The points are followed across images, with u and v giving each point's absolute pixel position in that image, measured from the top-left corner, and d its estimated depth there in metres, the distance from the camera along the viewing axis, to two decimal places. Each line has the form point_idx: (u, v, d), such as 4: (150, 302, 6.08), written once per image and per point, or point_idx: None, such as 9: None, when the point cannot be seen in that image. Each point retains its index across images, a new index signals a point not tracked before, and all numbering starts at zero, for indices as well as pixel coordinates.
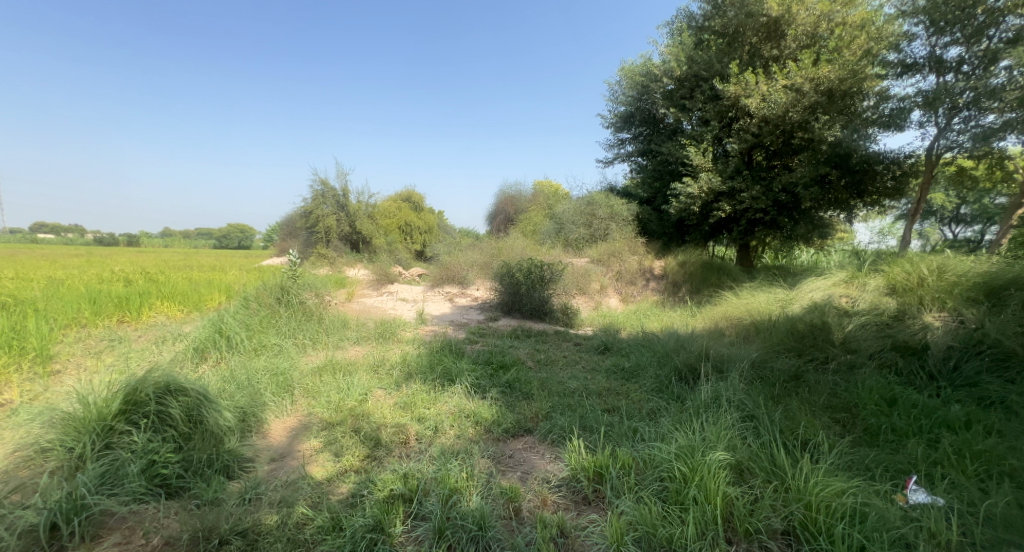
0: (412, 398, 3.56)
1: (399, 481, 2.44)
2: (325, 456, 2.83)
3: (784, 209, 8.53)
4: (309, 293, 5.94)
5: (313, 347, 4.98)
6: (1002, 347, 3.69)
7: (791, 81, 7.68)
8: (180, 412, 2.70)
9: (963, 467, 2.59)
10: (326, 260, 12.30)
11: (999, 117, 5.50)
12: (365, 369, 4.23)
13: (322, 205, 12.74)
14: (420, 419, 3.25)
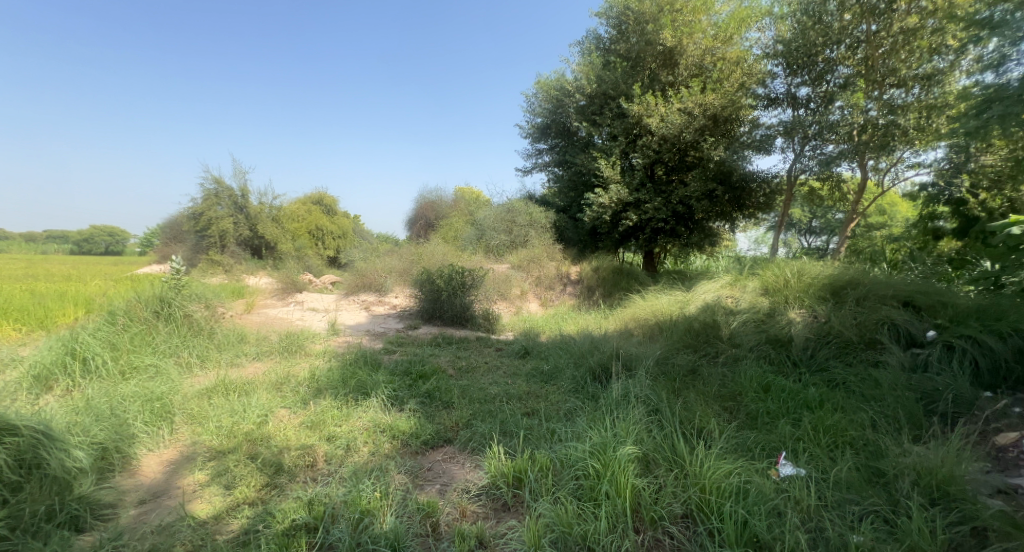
0: (322, 416, 3.47)
1: (302, 510, 2.41)
2: (213, 489, 2.69)
3: (682, 220, 9.42)
4: (197, 305, 5.40)
5: (201, 367, 4.62)
6: (842, 336, 4.48)
7: (684, 105, 8.58)
8: (9, 457, 2.32)
9: (821, 440, 3.10)
10: (220, 267, 11.45)
11: (836, 147, 6.65)
12: (265, 388, 4.03)
13: (215, 205, 11.65)
14: (330, 438, 3.19)
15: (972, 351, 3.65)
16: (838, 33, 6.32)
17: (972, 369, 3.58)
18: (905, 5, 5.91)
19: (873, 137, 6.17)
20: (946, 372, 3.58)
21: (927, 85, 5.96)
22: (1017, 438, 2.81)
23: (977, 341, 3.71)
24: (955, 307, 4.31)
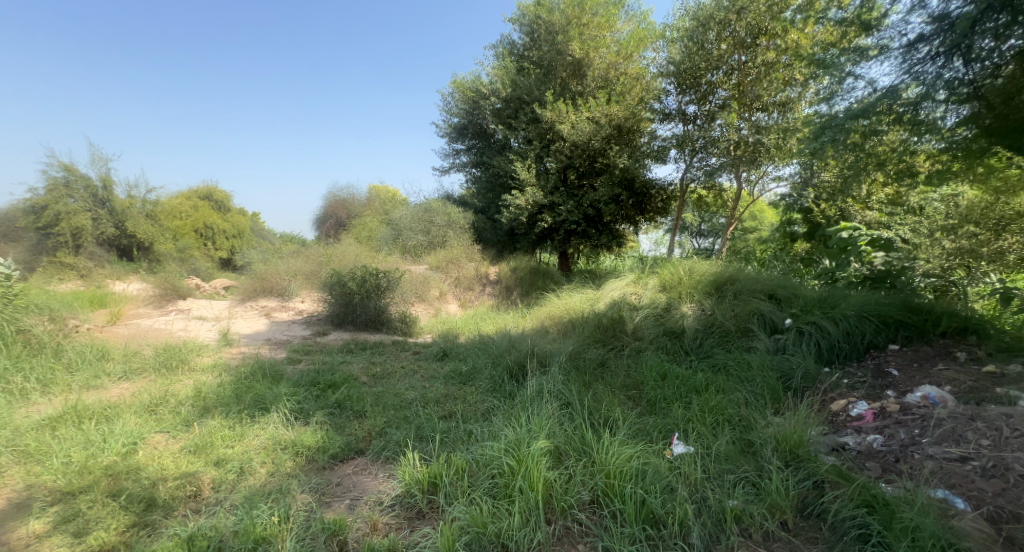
0: (209, 438, 3.24)
1: (182, 545, 2.24)
2: (55, 541, 2.33)
3: (592, 222, 9.93)
4: (35, 317, 4.76)
5: (42, 395, 3.94)
6: (723, 326, 5.10)
7: (592, 114, 9.09)
8: None
9: (705, 419, 3.25)
10: (71, 271, 9.14)
11: (717, 160, 7.54)
12: (134, 411, 3.64)
13: (65, 197, 9.49)
14: (219, 462, 2.98)
15: (815, 335, 4.33)
16: (717, 61, 7.15)
17: (815, 349, 4.26)
18: (767, 42, 6.88)
19: (746, 151, 7.17)
20: (799, 353, 4.22)
21: (783, 111, 7.00)
22: (845, 404, 3.31)
23: (819, 326, 4.41)
24: (805, 299, 5.04)
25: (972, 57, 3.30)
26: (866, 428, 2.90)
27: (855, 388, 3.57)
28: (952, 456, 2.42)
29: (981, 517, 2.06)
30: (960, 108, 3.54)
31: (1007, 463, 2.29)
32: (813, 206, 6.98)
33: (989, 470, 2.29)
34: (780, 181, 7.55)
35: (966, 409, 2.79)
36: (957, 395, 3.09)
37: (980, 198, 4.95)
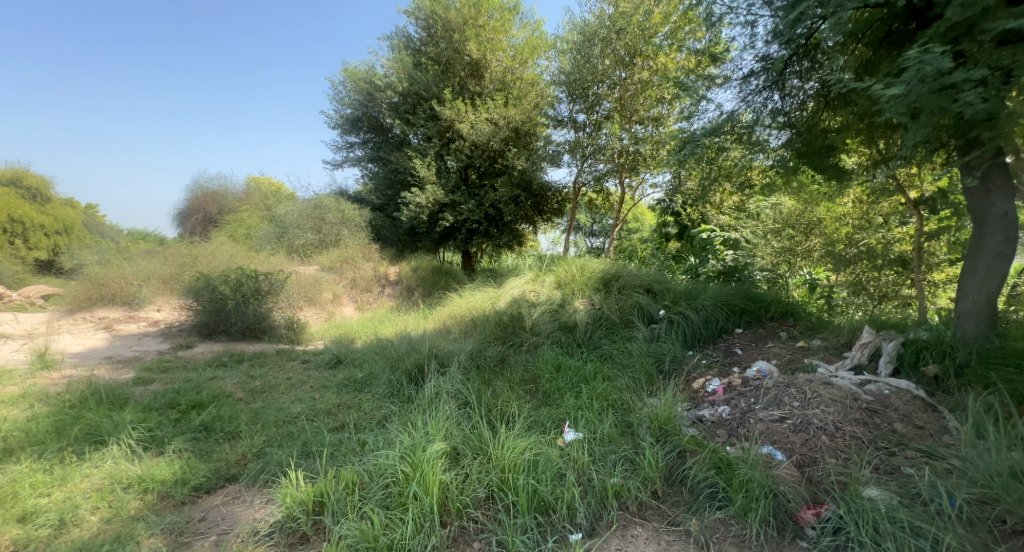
0: (12, 487, 2.71)
1: None
2: None
3: (493, 222, 10.06)
4: None
5: None
6: (607, 318, 5.49)
7: (490, 116, 9.30)
8: None
9: (592, 406, 3.47)
10: None
11: (604, 166, 8.24)
12: None
13: None
14: (26, 517, 2.51)
15: (681, 323, 4.95)
16: (601, 74, 7.73)
17: (680, 335, 4.87)
18: (641, 62, 7.63)
19: (628, 159, 7.93)
20: (666, 339, 4.81)
21: (656, 124, 7.80)
22: (703, 382, 3.83)
23: (685, 315, 5.05)
24: (673, 292, 5.59)
25: (787, 93, 4.33)
26: (718, 402, 3.40)
27: (710, 367, 4.18)
28: (774, 418, 2.92)
29: (793, 466, 2.55)
30: (780, 132, 4.46)
31: (810, 418, 2.82)
32: (682, 210, 7.87)
33: (798, 426, 2.80)
34: (656, 187, 8.38)
35: (786, 378, 3.34)
36: (779, 367, 3.83)
37: (796, 206, 6.04)
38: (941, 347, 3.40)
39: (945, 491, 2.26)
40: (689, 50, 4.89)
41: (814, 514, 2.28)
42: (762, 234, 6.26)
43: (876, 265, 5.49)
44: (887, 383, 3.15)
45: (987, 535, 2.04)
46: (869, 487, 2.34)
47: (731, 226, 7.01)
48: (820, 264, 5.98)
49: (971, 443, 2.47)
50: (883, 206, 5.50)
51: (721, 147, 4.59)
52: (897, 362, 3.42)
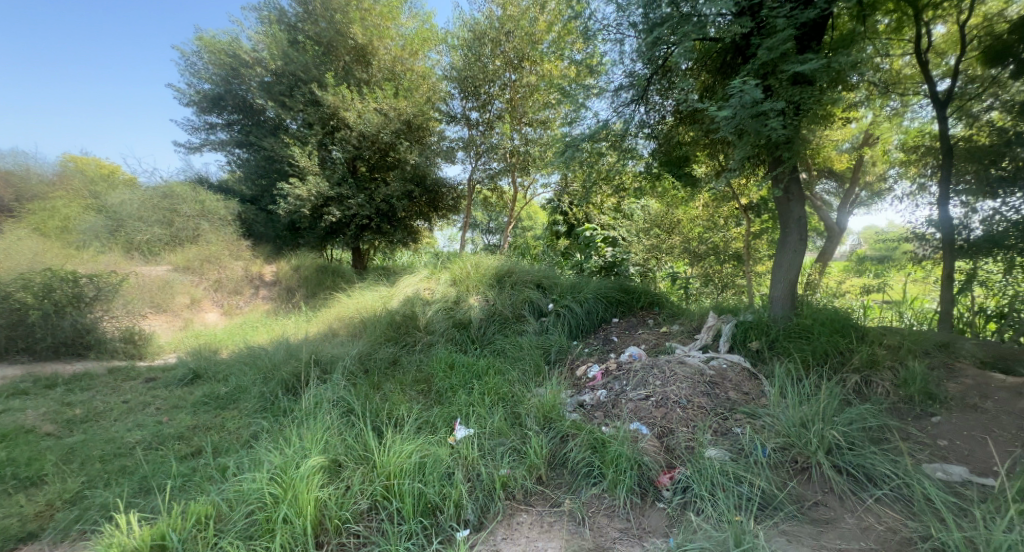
0: None
1: None
2: None
3: (385, 217, 9.43)
4: None
5: None
6: (500, 313, 5.62)
7: (379, 106, 8.86)
8: None
9: (484, 401, 3.53)
10: None
11: (496, 166, 8.49)
12: None
13: None
14: None
15: (567, 315, 5.31)
16: (492, 75, 7.89)
17: (566, 327, 5.22)
18: (529, 66, 7.92)
19: (518, 159, 8.25)
20: (553, 331, 5.11)
21: (541, 127, 8.13)
22: (584, 369, 4.16)
23: (570, 308, 5.41)
24: (560, 286, 5.92)
25: (651, 108, 4.90)
26: (597, 386, 3.72)
27: (591, 354, 4.56)
28: (641, 396, 3.29)
29: (655, 438, 2.90)
30: (650, 143, 5.13)
31: (668, 394, 3.24)
32: (569, 209, 8.34)
33: (659, 401, 3.20)
34: (546, 187, 8.80)
35: (651, 360, 3.76)
36: (647, 352, 4.36)
37: (661, 208, 6.89)
38: (761, 326, 4.08)
39: (757, 440, 2.75)
40: (571, 60, 5.18)
41: (670, 478, 2.63)
42: (635, 233, 7.00)
43: (720, 260, 6.58)
44: (726, 358, 3.74)
45: (786, 473, 2.61)
46: (709, 447, 2.78)
47: (610, 225, 7.63)
48: (683, 257, 6.72)
49: (773, 399, 3.04)
50: (724, 210, 6.45)
51: (599, 150, 4.99)
52: (734, 341, 4.09)
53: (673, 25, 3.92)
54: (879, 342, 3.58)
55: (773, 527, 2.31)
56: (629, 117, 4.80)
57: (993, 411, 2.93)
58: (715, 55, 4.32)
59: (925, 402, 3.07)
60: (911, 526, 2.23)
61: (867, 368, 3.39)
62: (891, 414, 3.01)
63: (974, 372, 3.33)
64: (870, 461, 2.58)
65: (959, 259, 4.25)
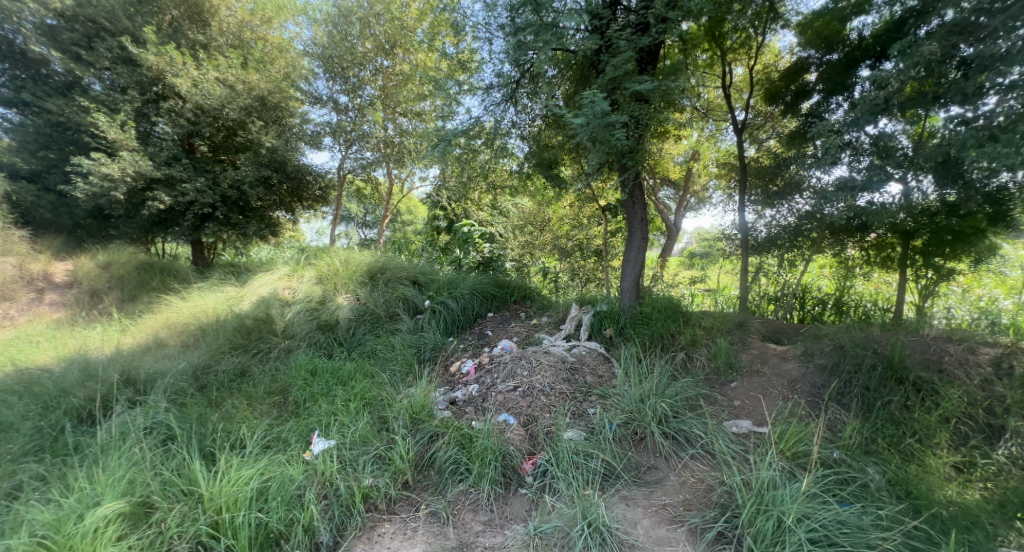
0: None
1: None
2: None
3: (234, 206, 7.82)
4: None
5: None
6: (373, 313, 5.34)
7: (223, 75, 7.34)
8: None
9: (349, 408, 3.31)
10: None
11: (370, 155, 8.03)
12: None
13: None
14: None
15: (443, 311, 5.28)
16: (361, 57, 7.45)
17: (443, 323, 5.19)
18: (401, 53, 7.64)
19: (394, 150, 7.93)
20: (428, 328, 5.04)
21: (414, 118, 7.91)
22: (458, 365, 4.17)
23: (446, 304, 5.39)
24: (437, 282, 5.81)
25: (521, 110, 5.09)
26: (470, 381, 3.75)
27: (466, 349, 4.61)
28: (510, 388, 3.41)
29: (521, 427, 3.02)
30: (524, 145, 5.37)
31: (534, 384, 3.41)
32: (447, 204, 8.25)
33: (526, 391, 3.35)
34: (425, 180, 8.61)
35: (520, 352, 3.93)
36: (518, 343, 4.57)
37: (534, 207, 7.22)
38: (614, 314, 4.57)
39: (606, 418, 3.04)
40: (443, 54, 5.10)
41: (532, 464, 2.75)
42: (511, 229, 7.36)
43: (583, 256, 7.25)
44: (584, 346, 4.11)
45: (629, 445, 2.93)
46: (567, 429, 2.99)
47: (487, 222, 7.73)
48: (553, 252, 7.37)
49: (621, 380, 3.38)
50: (587, 210, 6.97)
51: (474, 148, 5.04)
52: (592, 329, 4.51)
53: (536, 32, 4.16)
54: (698, 324, 4.19)
55: (617, 497, 2.57)
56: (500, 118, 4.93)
57: (770, 373, 3.61)
58: (573, 65, 4.71)
59: (726, 371, 3.68)
60: (715, 475, 2.66)
61: (690, 345, 3.98)
62: (704, 384, 3.56)
63: (759, 343, 4.06)
64: (689, 425, 3.02)
65: (758, 255, 5.24)
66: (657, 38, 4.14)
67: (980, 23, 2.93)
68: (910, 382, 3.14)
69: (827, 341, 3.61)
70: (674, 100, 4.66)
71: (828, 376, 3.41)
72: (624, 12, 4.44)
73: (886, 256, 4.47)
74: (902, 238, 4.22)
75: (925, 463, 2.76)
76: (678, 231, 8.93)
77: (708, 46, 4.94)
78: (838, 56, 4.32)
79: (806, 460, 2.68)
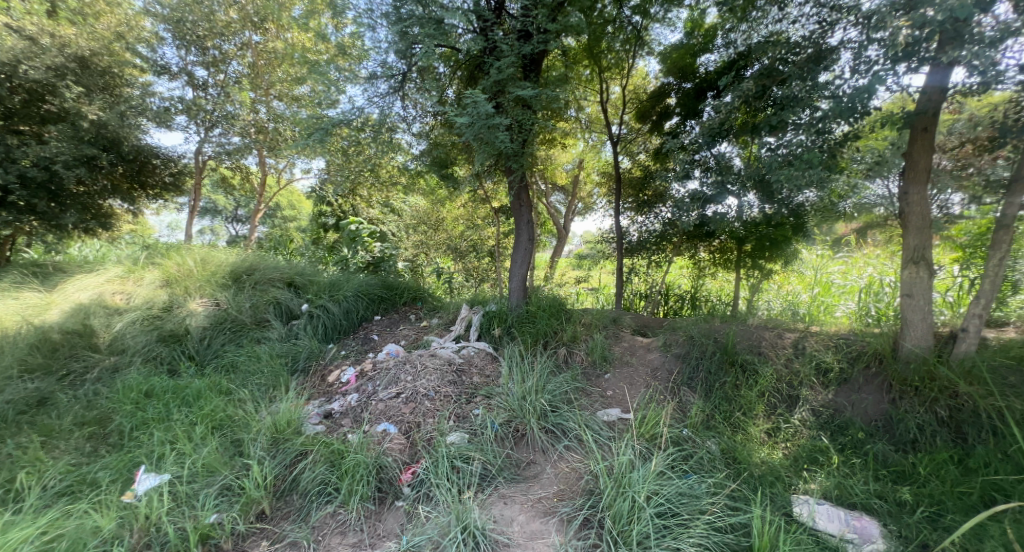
0: None
1: None
2: None
3: (44, 190, 6.09)
4: None
5: None
6: (237, 320, 4.74)
7: (18, 24, 5.75)
8: None
9: (194, 433, 2.92)
10: None
11: (238, 139, 7.18)
12: None
13: None
14: None
15: (322, 316, 4.91)
16: (225, 28, 6.66)
17: (322, 329, 4.83)
18: (274, 29, 6.99)
19: (267, 137, 7.25)
20: (303, 334, 4.65)
21: (290, 102, 7.26)
22: (338, 373, 3.91)
23: (325, 308, 5.02)
24: (318, 284, 5.36)
25: (411, 104, 4.88)
26: (349, 390, 3.56)
27: (348, 356, 4.35)
28: (393, 395, 3.30)
29: (402, 435, 2.94)
30: (421, 142, 5.24)
31: (418, 388, 3.34)
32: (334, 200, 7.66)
33: (409, 397, 3.26)
34: (308, 173, 7.99)
35: (404, 357, 3.81)
36: (405, 347, 4.43)
37: (428, 206, 7.13)
38: (503, 314, 4.66)
39: (489, 417, 3.10)
40: (327, 39, 4.78)
41: (411, 474, 2.68)
42: (404, 228, 7.22)
43: (477, 256, 7.18)
44: (473, 346, 4.12)
45: (509, 443, 3.01)
46: (450, 433, 2.97)
47: (379, 220, 7.42)
48: (447, 254, 7.25)
49: (504, 379, 3.44)
50: (480, 211, 6.99)
51: (362, 141, 4.79)
52: (481, 330, 4.56)
53: (422, 25, 4.07)
54: (578, 320, 4.44)
55: (495, 496, 2.61)
56: (387, 110, 4.72)
57: (636, 363, 3.97)
58: (462, 64, 4.74)
59: (601, 363, 3.96)
60: (586, 464, 2.81)
61: (570, 341, 4.22)
62: (581, 377, 3.79)
63: (629, 336, 4.42)
64: (566, 418, 3.18)
65: (634, 256, 5.72)
66: (539, 47, 4.30)
67: (787, 74, 3.49)
68: (739, 363, 3.64)
69: (681, 333, 4.08)
70: (562, 113, 5.05)
71: (681, 363, 3.84)
72: (507, 18, 4.53)
73: (726, 257, 5.21)
74: (735, 242, 4.96)
75: (748, 432, 3.24)
76: (568, 233, 9.42)
77: (589, 63, 5.25)
78: (690, 85, 4.94)
79: (659, 440, 2.99)
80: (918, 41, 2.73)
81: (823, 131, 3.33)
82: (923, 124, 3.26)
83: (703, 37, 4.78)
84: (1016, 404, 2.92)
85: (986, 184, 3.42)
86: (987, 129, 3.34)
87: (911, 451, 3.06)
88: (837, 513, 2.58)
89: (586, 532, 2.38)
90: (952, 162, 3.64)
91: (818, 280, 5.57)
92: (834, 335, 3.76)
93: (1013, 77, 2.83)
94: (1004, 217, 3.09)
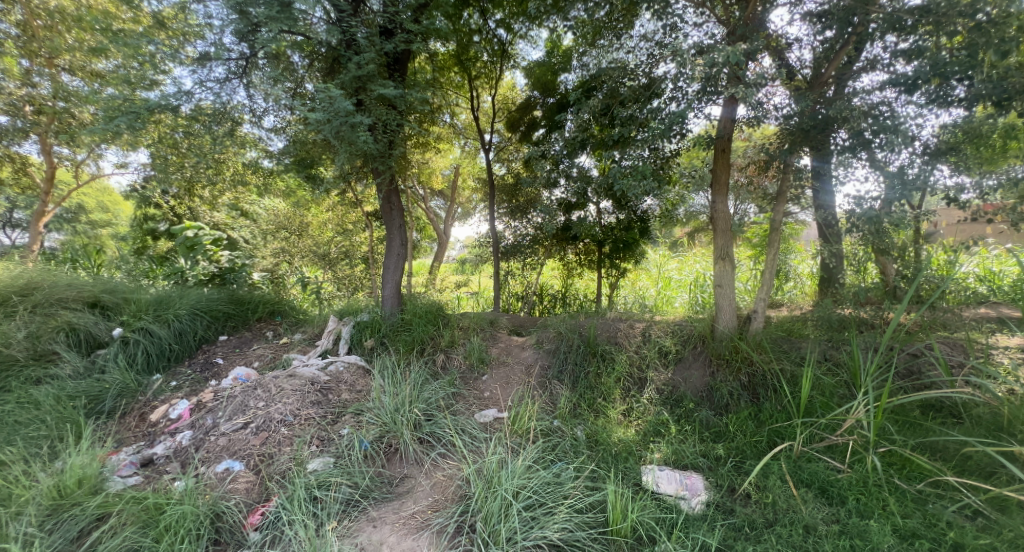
0: None
1: None
2: None
3: None
4: None
5: None
6: (3, 356, 3.67)
7: None
8: None
9: None
10: None
11: (10, 120, 5.73)
12: None
13: None
14: None
15: (142, 342, 4.07)
16: None
17: (141, 358, 4.01)
18: None
19: (50, 118, 5.87)
20: (111, 367, 3.80)
21: (88, 78, 6.01)
22: (165, 409, 3.35)
23: (147, 331, 4.18)
24: (137, 302, 4.42)
25: (254, 96, 4.37)
26: (180, 428, 3.08)
27: (179, 388, 3.69)
28: (237, 426, 2.93)
29: (246, 472, 2.66)
30: (278, 138, 4.75)
31: (272, 415, 2.99)
32: (164, 202, 6.50)
33: (260, 427, 2.92)
34: (123, 167, 6.70)
35: (254, 381, 3.36)
36: (259, 370, 3.91)
37: (286, 209, 6.46)
38: (375, 324, 4.37)
39: (358, 436, 2.89)
40: (143, 8, 4.01)
41: (259, 516, 2.43)
42: (261, 234, 6.46)
43: (350, 264, 6.78)
44: (343, 361, 3.79)
45: (381, 460, 2.84)
46: (312, 460, 2.74)
47: (225, 225, 6.49)
48: (314, 262, 6.64)
49: (376, 392, 3.21)
50: (352, 215, 6.53)
51: (197, 132, 4.16)
52: (352, 343, 4.23)
53: (266, 6, 3.59)
54: (456, 325, 4.37)
55: (363, 520, 2.44)
56: (226, 98, 4.18)
57: (512, 362, 4.07)
58: (320, 56, 4.34)
59: (478, 366, 3.97)
60: (459, 469, 2.76)
61: (448, 346, 4.14)
62: (459, 381, 3.76)
63: (505, 337, 4.48)
64: (440, 425, 3.12)
65: (510, 259, 5.86)
66: (401, 46, 4.18)
67: (625, 96, 3.92)
68: (599, 353, 3.93)
69: (552, 330, 4.28)
70: (435, 118, 5.00)
71: (552, 358, 4.02)
72: (368, 13, 4.24)
73: (590, 258, 5.60)
74: (597, 245, 5.40)
75: (607, 415, 3.50)
76: (449, 238, 9.39)
77: (458, 70, 5.25)
78: (553, 101, 5.24)
79: (530, 434, 3.11)
80: (710, 78, 3.21)
81: (654, 149, 3.88)
82: (722, 146, 3.90)
83: (561, 56, 5.13)
84: (786, 367, 3.60)
85: (765, 197, 4.24)
86: (763, 155, 4.02)
87: (725, 412, 3.56)
88: (674, 475, 2.90)
89: (457, 539, 2.33)
90: (744, 178, 4.53)
91: (660, 275, 6.36)
92: (671, 322, 4.26)
93: (775, 115, 3.56)
94: (775, 221, 3.90)
